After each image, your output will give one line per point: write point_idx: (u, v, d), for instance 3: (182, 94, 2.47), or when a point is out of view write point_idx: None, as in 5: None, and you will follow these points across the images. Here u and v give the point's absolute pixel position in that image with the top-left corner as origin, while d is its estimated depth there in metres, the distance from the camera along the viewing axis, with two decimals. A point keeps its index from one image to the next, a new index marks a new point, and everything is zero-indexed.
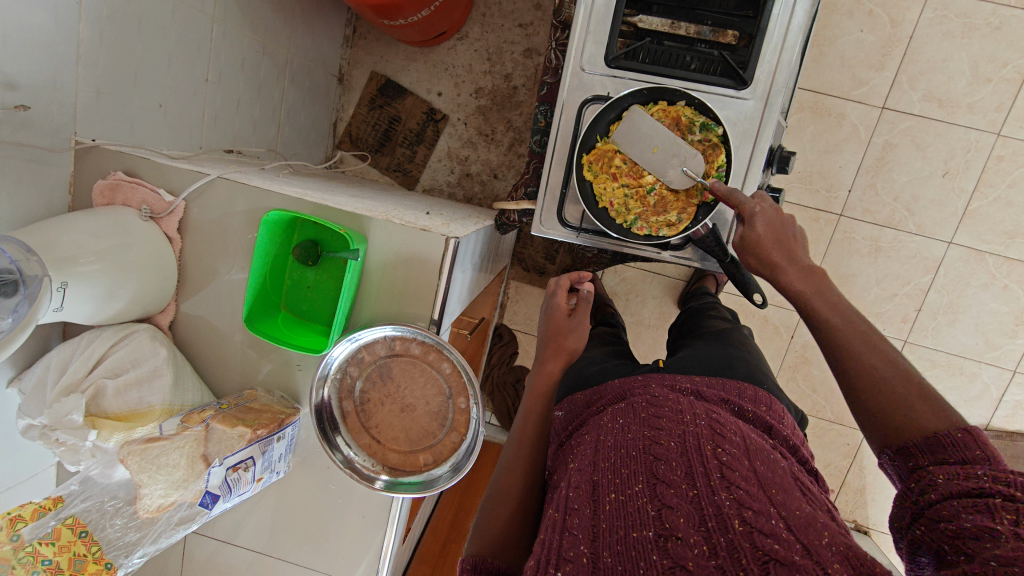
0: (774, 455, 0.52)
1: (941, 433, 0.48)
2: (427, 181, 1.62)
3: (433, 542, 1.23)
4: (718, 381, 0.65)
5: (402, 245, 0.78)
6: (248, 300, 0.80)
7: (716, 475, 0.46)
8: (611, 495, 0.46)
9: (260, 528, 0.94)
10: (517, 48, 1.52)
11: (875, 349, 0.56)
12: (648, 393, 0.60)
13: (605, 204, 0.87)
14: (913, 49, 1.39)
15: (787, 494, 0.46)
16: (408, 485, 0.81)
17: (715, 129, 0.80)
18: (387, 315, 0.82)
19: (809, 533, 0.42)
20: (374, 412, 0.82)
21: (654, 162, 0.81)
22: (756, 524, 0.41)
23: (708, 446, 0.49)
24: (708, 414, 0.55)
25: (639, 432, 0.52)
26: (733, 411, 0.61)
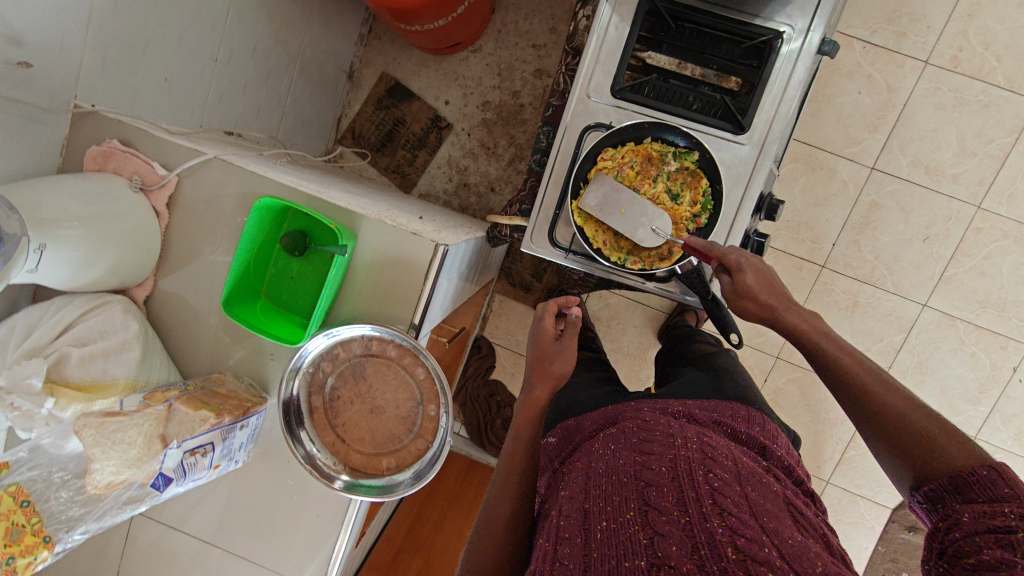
0: (765, 482, 0.53)
1: (963, 469, 0.49)
2: (424, 186, 1.63)
3: (385, 551, 1.20)
4: (706, 406, 0.68)
5: (390, 247, 0.79)
6: (228, 300, 0.78)
7: (707, 500, 0.48)
8: (604, 523, 0.48)
9: (210, 517, 0.92)
10: (528, 67, 1.54)
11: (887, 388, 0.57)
12: (641, 421, 0.62)
13: (598, 245, 0.88)
14: (905, 117, 1.44)
15: (779, 520, 0.47)
16: (366, 488, 0.80)
17: (690, 156, 0.83)
18: (367, 315, 0.81)
19: (802, 562, 0.42)
20: (342, 410, 0.81)
21: (624, 224, 0.83)
22: (748, 551, 0.42)
23: (699, 472, 0.51)
24: (699, 440, 0.57)
25: (631, 460, 0.54)
26: (727, 432, 0.62)
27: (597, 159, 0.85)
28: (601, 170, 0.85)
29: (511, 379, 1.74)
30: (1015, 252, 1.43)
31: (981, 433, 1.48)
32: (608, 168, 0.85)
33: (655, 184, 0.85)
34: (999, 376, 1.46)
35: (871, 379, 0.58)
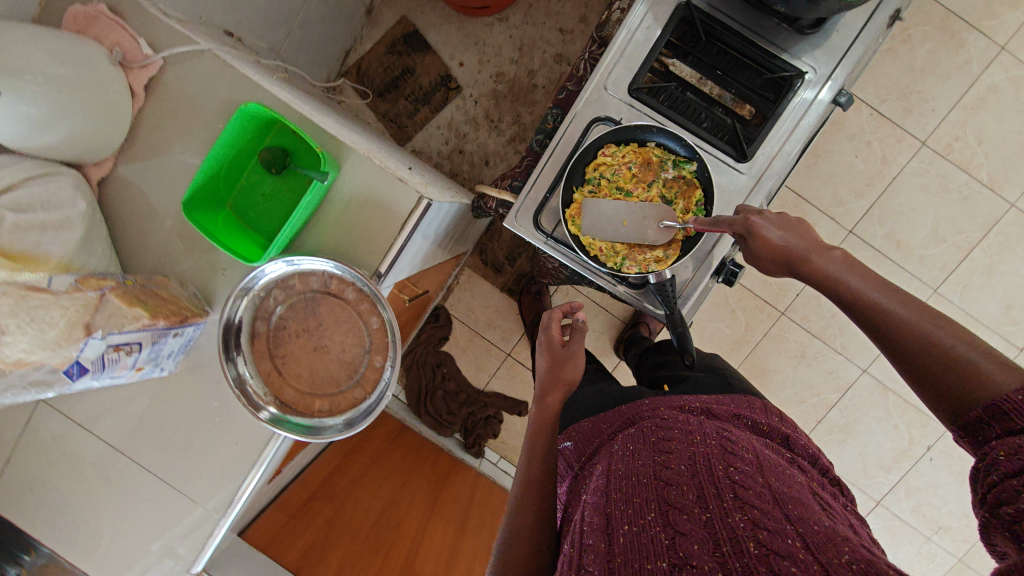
0: (788, 472, 0.55)
1: (1001, 399, 0.47)
2: (418, 142, 1.59)
3: (298, 492, 1.18)
4: (725, 402, 0.71)
5: (372, 188, 0.76)
6: (188, 203, 0.72)
7: (728, 496, 0.49)
8: (625, 526, 0.50)
9: (122, 422, 0.87)
10: (550, 49, 1.52)
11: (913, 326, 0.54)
12: (659, 420, 0.64)
13: (594, 249, 0.85)
14: (892, 190, 1.49)
15: (805, 508, 0.48)
16: (292, 425, 0.77)
17: (688, 164, 0.82)
18: (333, 252, 0.78)
19: (827, 550, 0.43)
20: (285, 341, 0.78)
21: (629, 232, 0.83)
22: (772, 546, 0.44)
23: (719, 467, 0.53)
24: (718, 435, 0.58)
25: (650, 459, 0.56)
26: (745, 425, 0.67)
27: (597, 155, 0.84)
28: (598, 167, 0.85)
29: (461, 354, 1.77)
30: None
31: (885, 499, 1.57)
32: (606, 164, 0.84)
33: (650, 189, 0.84)
34: (914, 451, 1.55)
35: (906, 309, 0.55)
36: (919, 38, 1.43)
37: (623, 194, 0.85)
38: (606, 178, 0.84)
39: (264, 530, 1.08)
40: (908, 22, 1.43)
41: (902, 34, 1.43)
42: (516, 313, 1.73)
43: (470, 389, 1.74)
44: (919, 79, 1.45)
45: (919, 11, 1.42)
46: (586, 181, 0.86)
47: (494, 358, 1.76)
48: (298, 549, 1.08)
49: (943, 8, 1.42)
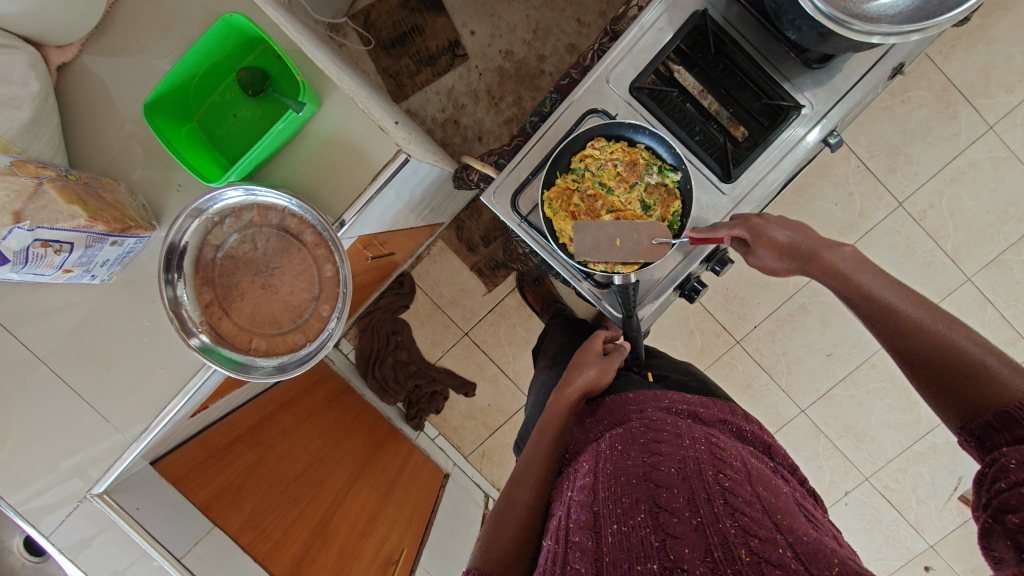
0: (772, 483, 0.59)
1: (1013, 409, 0.53)
2: (414, 104, 1.55)
3: (222, 434, 1.09)
4: (707, 404, 0.76)
5: (350, 133, 0.73)
6: (149, 106, 0.68)
7: (719, 502, 0.54)
8: (615, 526, 0.55)
9: (42, 324, 0.82)
10: (563, 38, 1.49)
11: (941, 335, 0.58)
12: (649, 422, 0.69)
13: (564, 240, 0.86)
14: (863, 243, 1.54)
15: (793, 520, 0.53)
16: (221, 358, 0.74)
17: (672, 174, 0.81)
18: (294, 190, 0.75)
19: (816, 561, 0.47)
20: (230, 272, 0.75)
21: (623, 255, 0.81)
22: (762, 553, 0.48)
23: (709, 474, 0.57)
24: (708, 441, 0.63)
25: (641, 461, 0.61)
26: (734, 430, 0.72)
27: (586, 146, 0.83)
28: (584, 159, 0.84)
29: (419, 326, 1.74)
30: (891, 396, 1.57)
31: None
32: (592, 156, 0.83)
33: (631, 191, 0.83)
34: (832, 495, 1.61)
35: (938, 323, 0.58)
36: (917, 102, 1.47)
37: (604, 191, 0.84)
38: (589, 171, 0.84)
39: (182, 463, 1.00)
40: (909, 84, 1.47)
41: (902, 95, 1.47)
42: (481, 295, 1.72)
43: (423, 361, 1.73)
44: (909, 141, 1.49)
45: (922, 76, 1.46)
46: (569, 171, 0.85)
47: (449, 335, 1.75)
48: (214, 488, 1.00)
49: (946, 78, 1.46)
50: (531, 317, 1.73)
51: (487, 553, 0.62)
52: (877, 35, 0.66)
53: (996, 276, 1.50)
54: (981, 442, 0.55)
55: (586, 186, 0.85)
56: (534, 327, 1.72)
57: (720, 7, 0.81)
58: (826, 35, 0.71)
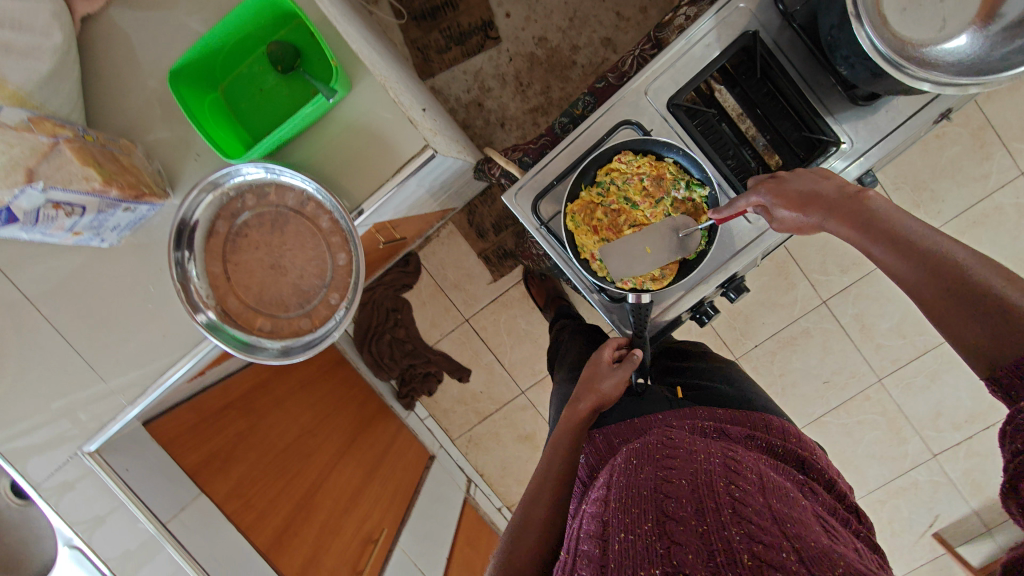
0: (793, 495, 0.56)
1: None
2: (440, 82, 1.51)
3: (215, 400, 1.09)
4: (734, 420, 0.73)
5: (378, 121, 0.71)
6: (176, 74, 0.66)
7: (726, 510, 0.51)
8: (621, 535, 0.53)
9: (47, 278, 0.82)
10: (600, 30, 1.45)
11: (973, 275, 0.49)
12: (665, 435, 0.66)
13: (586, 256, 0.84)
14: (874, 274, 1.53)
15: (805, 527, 0.50)
16: (227, 336, 0.73)
17: (700, 192, 0.79)
18: (315, 175, 0.73)
19: (823, 566, 0.44)
20: (242, 250, 0.74)
21: (654, 263, 0.80)
22: (764, 559, 0.45)
23: (721, 483, 0.54)
24: (723, 453, 0.60)
25: (651, 473, 0.58)
26: (758, 445, 0.68)
27: (613, 158, 0.81)
28: (610, 172, 0.81)
29: (420, 306, 1.75)
30: (880, 429, 1.58)
31: None
32: (618, 170, 0.81)
33: (656, 206, 0.81)
34: None
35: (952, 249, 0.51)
36: (950, 139, 1.44)
37: (629, 205, 0.82)
38: (614, 185, 0.82)
39: (172, 427, 0.98)
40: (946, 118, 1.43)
41: (937, 129, 1.44)
42: (486, 282, 1.71)
43: (422, 341, 1.74)
44: (937, 177, 1.46)
45: (960, 111, 1.43)
46: (594, 183, 0.82)
47: (450, 319, 1.74)
48: (203, 455, 1.00)
49: (984, 117, 1.42)
50: (533, 310, 1.72)
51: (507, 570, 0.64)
52: (928, 83, 0.64)
53: None
54: (1011, 393, 0.45)
55: (611, 201, 0.82)
56: (536, 320, 1.71)
57: (772, 29, 0.78)
58: (878, 76, 0.69)
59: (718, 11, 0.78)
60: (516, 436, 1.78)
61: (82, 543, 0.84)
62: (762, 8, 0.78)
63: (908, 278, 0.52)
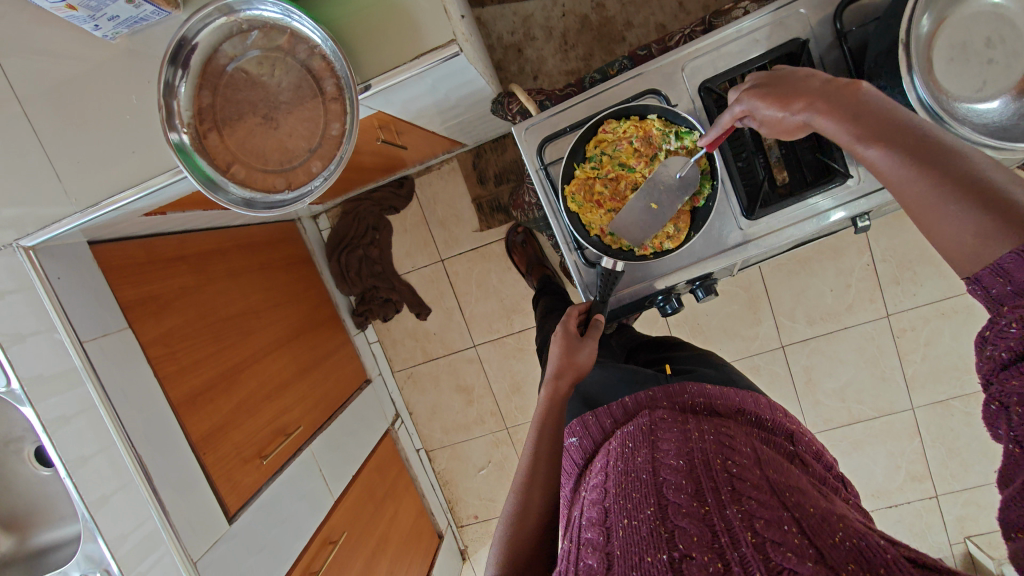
0: (785, 466, 0.57)
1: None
2: (487, 14, 1.47)
3: (170, 248, 1.06)
4: (729, 394, 0.72)
5: (411, 2, 0.68)
6: None
7: (725, 487, 0.51)
8: (623, 521, 0.52)
9: (35, 62, 0.79)
10: (659, 14, 1.42)
11: (977, 170, 0.47)
12: (658, 415, 0.66)
13: (597, 231, 0.85)
14: (836, 335, 1.57)
15: (802, 494, 0.51)
16: (193, 165, 0.70)
17: (692, 136, 0.78)
18: (332, 34, 0.70)
19: (821, 534, 0.45)
20: (239, 89, 0.71)
21: (664, 211, 0.80)
22: (766, 534, 0.45)
23: (717, 459, 0.55)
24: (716, 432, 0.60)
25: (648, 455, 0.58)
26: (749, 418, 0.69)
27: (599, 131, 0.81)
28: (599, 144, 0.82)
29: (401, 233, 1.73)
30: None
31: None
32: (606, 140, 0.81)
33: (652, 163, 0.81)
34: None
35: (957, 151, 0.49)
36: None
37: (624, 170, 0.82)
38: (607, 155, 0.82)
39: (120, 255, 0.96)
40: None
41: None
42: (471, 228, 1.69)
43: (391, 266, 1.74)
44: (923, 261, 1.49)
45: None
46: (586, 158, 0.83)
47: (425, 253, 1.73)
48: (142, 294, 0.98)
49: None
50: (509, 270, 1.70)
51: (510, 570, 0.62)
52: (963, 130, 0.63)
53: (936, 415, 1.54)
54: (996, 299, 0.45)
55: (606, 172, 0.83)
56: (508, 281, 1.69)
57: (821, 44, 0.77)
58: None
59: (777, 10, 0.78)
60: (455, 385, 1.79)
61: None
62: (820, 22, 0.77)
63: (902, 176, 0.51)
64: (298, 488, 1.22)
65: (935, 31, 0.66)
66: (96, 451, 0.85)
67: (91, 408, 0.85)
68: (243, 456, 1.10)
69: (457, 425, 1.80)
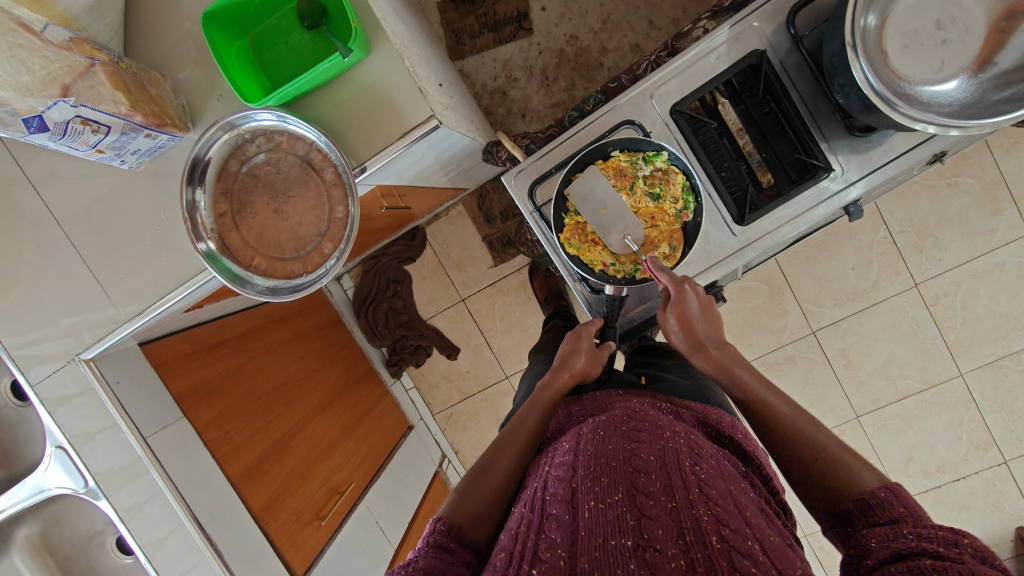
0: (743, 484, 0.60)
1: (868, 497, 0.57)
2: (469, 65, 1.55)
3: (212, 333, 1.15)
4: (689, 404, 0.79)
5: (391, 87, 0.75)
6: (208, 16, 0.71)
7: (695, 490, 0.54)
8: (591, 501, 0.54)
9: (73, 198, 0.89)
10: (631, 35, 1.47)
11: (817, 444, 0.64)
12: (631, 414, 0.69)
13: (600, 267, 0.86)
14: (867, 313, 1.54)
15: (759, 518, 0.54)
16: (222, 267, 0.77)
17: (661, 157, 0.82)
18: (324, 128, 0.78)
19: (785, 563, 0.47)
20: (251, 190, 0.78)
21: (602, 221, 0.84)
22: (733, 541, 0.48)
23: (687, 464, 0.57)
24: (687, 437, 0.64)
25: (620, 446, 0.61)
26: (710, 433, 0.73)
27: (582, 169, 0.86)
28: None
29: (420, 281, 1.80)
30: None
31: None
32: None
33: (632, 192, 0.83)
34: None
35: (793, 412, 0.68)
36: (962, 189, 1.45)
37: None
38: None
39: (167, 350, 1.04)
40: (960, 169, 1.44)
41: (950, 178, 1.45)
42: (486, 266, 1.74)
43: (416, 313, 1.80)
44: (943, 226, 1.47)
45: (975, 164, 1.43)
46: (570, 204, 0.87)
47: (446, 297, 1.79)
48: (190, 381, 1.05)
49: (999, 172, 1.42)
50: (528, 300, 1.75)
51: (460, 511, 0.64)
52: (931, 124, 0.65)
53: (989, 378, 1.49)
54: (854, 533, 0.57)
55: None
56: (529, 310, 1.74)
57: (780, 51, 0.81)
58: (871, 109, 0.70)
59: (733, 26, 0.81)
60: (494, 419, 1.82)
61: (67, 446, 0.88)
62: (774, 30, 0.80)
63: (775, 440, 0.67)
64: (357, 542, 1.27)
65: (884, 25, 0.69)
66: (170, 531, 0.92)
67: (158, 493, 0.92)
68: (304, 518, 1.15)
69: None
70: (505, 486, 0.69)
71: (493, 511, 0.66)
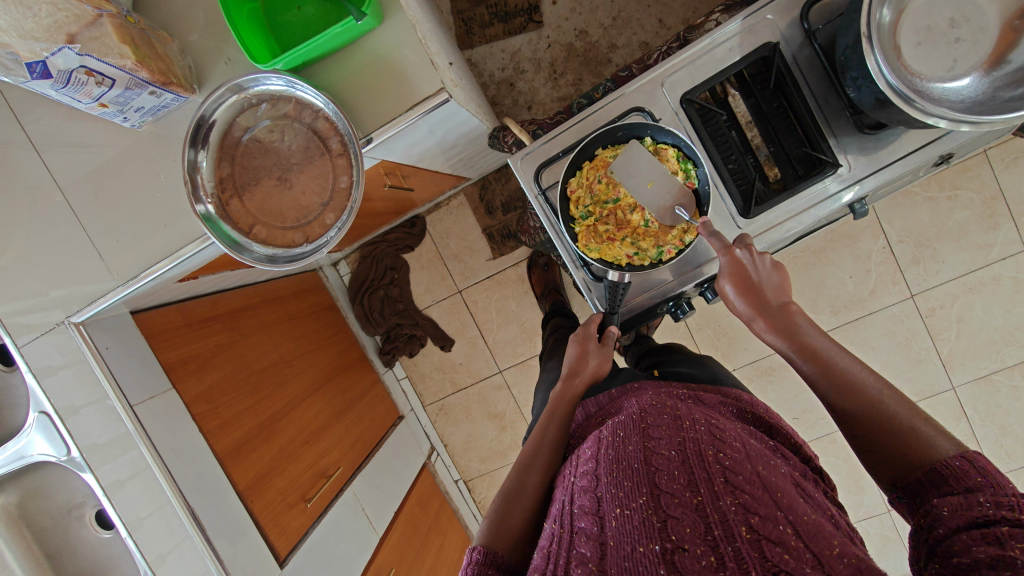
0: (771, 462, 0.59)
1: (940, 466, 0.55)
2: (477, 55, 1.55)
3: (203, 308, 1.13)
4: (709, 388, 0.78)
5: (403, 58, 0.75)
6: None
7: (720, 480, 0.53)
8: (616, 510, 0.53)
9: (71, 157, 0.88)
10: (640, 33, 1.47)
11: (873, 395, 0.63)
12: (647, 405, 0.67)
13: (626, 260, 0.87)
14: (862, 321, 1.55)
15: (790, 498, 0.53)
16: (219, 231, 0.76)
17: (645, 140, 0.82)
18: (333, 97, 0.77)
19: (819, 543, 0.48)
20: (251, 156, 0.77)
21: (648, 197, 0.81)
22: (762, 530, 0.48)
23: (709, 453, 0.56)
24: (707, 422, 0.62)
25: (638, 445, 0.59)
26: (733, 410, 0.73)
27: (585, 156, 0.86)
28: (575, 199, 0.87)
29: (418, 270, 1.79)
30: (840, 473, 1.58)
31: None
32: (580, 199, 0.87)
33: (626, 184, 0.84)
34: None
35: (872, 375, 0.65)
36: (961, 203, 1.45)
37: (615, 200, 0.85)
38: (591, 196, 0.86)
39: (158, 322, 1.02)
40: (960, 182, 1.45)
41: (950, 191, 1.46)
42: (485, 258, 1.73)
43: (411, 302, 1.79)
44: (941, 238, 1.47)
45: (975, 177, 1.44)
46: (574, 210, 0.87)
47: (443, 287, 1.78)
48: (181, 354, 1.03)
49: (998, 187, 1.43)
50: (525, 294, 1.74)
51: (497, 539, 0.63)
52: (944, 119, 0.65)
53: (981, 393, 1.49)
54: (920, 501, 0.56)
55: (599, 211, 0.86)
56: (526, 304, 1.73)
57: (793, 45, 0.81)
58: (883, 103, 0.70)
59: (745, 18, 0.81)
60: (486, 413, 1.81)
61: (53, 414, 0.86)
62: (788, 24, 0.81)
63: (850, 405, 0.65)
64: (342, 528, 1.25)
65: (898, 20, 0.69)
66: (152, 512, 0.90)
67: (144, 470, 0.90)
68: (290, 499, 1.14)
69: (493, 453, 1.82)
70: (519, 493, 0.68)
71: (525, 531, 0.65)
